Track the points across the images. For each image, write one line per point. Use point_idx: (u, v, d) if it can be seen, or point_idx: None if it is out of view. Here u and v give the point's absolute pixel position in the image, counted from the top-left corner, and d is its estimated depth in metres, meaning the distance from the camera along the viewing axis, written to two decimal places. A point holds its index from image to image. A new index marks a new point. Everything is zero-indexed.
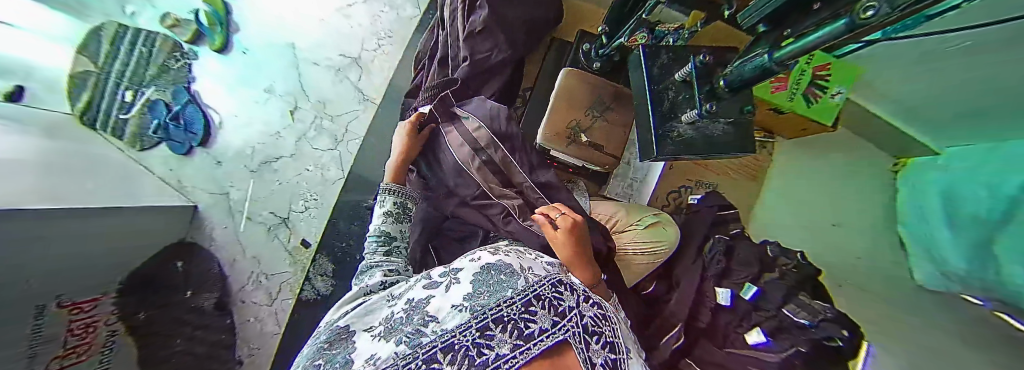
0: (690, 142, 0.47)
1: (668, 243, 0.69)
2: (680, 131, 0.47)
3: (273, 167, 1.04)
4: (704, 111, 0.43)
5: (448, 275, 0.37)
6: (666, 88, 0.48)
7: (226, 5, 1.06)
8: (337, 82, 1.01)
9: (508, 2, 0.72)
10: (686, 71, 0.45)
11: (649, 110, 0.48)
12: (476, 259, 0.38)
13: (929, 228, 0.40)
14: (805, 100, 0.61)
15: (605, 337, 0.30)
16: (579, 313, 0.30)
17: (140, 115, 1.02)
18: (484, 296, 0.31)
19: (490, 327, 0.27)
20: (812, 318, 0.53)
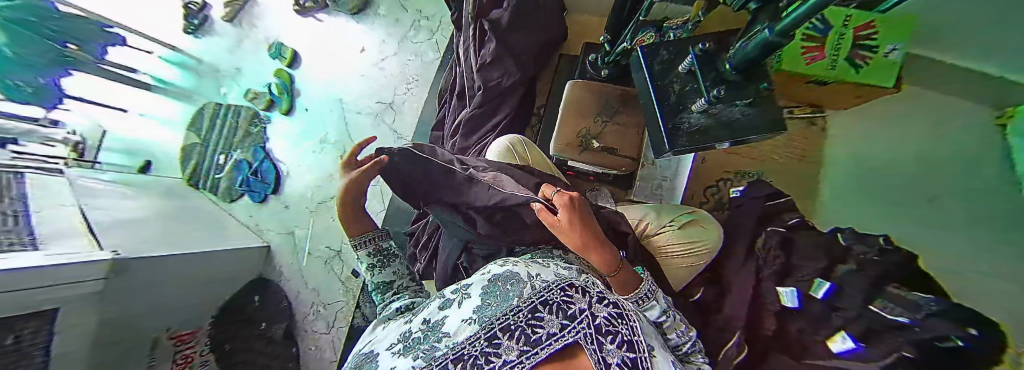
0: (706, 131, 0.46)
1: (710, 242, 0.63)
2: (688, 126, 0.47)
3: (328, 205, 1.20)
4: (714, 97, 0.42)
5: (459, 292, 0.40)
6: (671, 83, 0.49)
7: (290, 77, 1.31)
8: (375, 124, 1.16)
9: (515, 30, 0.79)
10: (688, 62, 0.46)
11: (655, 108, 0.49)
12: (486, 273, 0.41)
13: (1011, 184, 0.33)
14: (853, 65, 0.56)
15: (621, 336, 0.28)
16: (590, 314, 0.29)
17: (230, 175, 1.26)
18: (494, 306, 0.34)
19: (498, 336, 0.29)
20: (913, 315, 0.36)
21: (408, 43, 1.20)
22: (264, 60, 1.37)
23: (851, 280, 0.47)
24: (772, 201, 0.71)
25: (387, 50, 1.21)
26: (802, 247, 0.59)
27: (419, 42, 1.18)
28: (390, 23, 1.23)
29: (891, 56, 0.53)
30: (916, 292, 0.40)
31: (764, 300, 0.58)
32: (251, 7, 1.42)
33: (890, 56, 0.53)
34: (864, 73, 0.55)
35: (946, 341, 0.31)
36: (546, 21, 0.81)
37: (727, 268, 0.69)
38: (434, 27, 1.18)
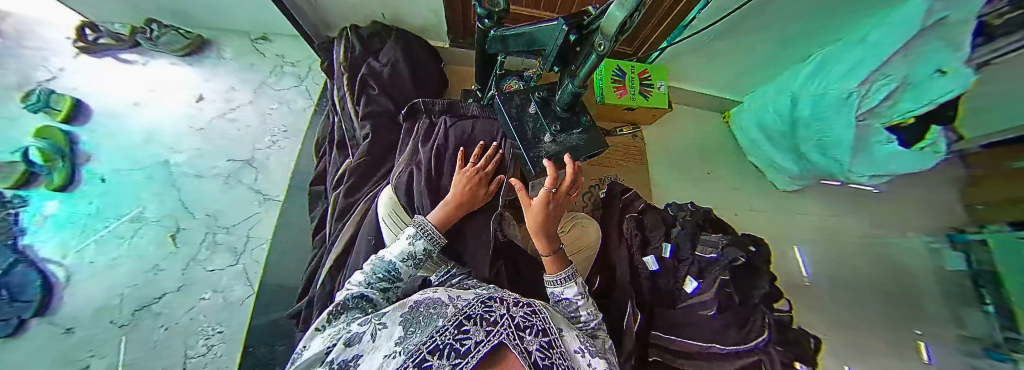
0: (557, 155, 0.58)
1: (592, 236, 0.78)
2: (546, 152, 0.57)
3: (155, 309, 0.74)
4: (553, 133, 0.57)
5: (370, 323, 0.35)
6: (526, 120, 0.60)
7: (69, 136, 0.86)
8: (225, 189, 0.91)
9: (397, 76, 0.82)
10: (534, 106, 0.60)
11: (516, 139, 0.58)
12: (403, 301, 0.38)
13: (826, 112, 0.71)
14: (643, 96, 0.90)
15: (537, 328, 0.32)
16: (509, 316, 0.32)
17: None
18: (419, 332, 0.30)
19: (427, 359, 0.26)
20: (717, 250, 0.66)
21: (268, 90, 1.04)
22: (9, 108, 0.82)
23: (682, 239, 0.74)
24: (625, 193, 0.94)
25: (239, 98, 1.02)
26: (649, 222, 0.83)
27: (283, 89, 1.05)
28: (242, 68, 1.05)
29: (660, 90, 0.92)
30: (711, 235, 0.72)
31: (640, 270, 0.74)
32: None
33: (661, 90, 0.92)
34: (649, 99, 0.91)
35: (735, 260, 0.62)
36: (427, 69, 0.88)
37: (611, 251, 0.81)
38: (303, 73, 1.08)
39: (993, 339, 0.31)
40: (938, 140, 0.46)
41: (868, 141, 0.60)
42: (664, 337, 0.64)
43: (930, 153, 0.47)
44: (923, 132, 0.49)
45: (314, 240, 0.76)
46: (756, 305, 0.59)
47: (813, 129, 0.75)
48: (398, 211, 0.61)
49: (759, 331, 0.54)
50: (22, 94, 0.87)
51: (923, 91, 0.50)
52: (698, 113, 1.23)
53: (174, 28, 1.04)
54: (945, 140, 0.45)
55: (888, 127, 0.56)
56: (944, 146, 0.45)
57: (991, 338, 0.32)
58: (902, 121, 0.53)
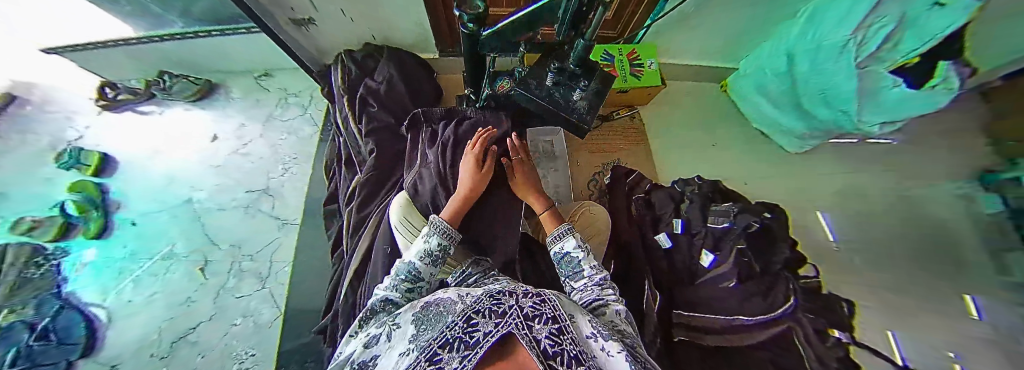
0: (590, 100, 0.76)
1: (602, 224, 0.75)
2: (582, 106, 0.76)
3: (190, 339, 0.79)
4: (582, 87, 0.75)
5: (387, 325, 0.35)
6: (552, 94, 0.75)
7: (100, 187, 0.95)
8: (246, 219, 0.95)
9: (394, 90, 0.85)
10: (553, 79, 0.73)
11: (558, 111, 0.75)
12: (418, 303, 0.39)
13: (828, 65, 0.74)
14: (635, 76, 0.92)
15: (546, 316, 0.31)
16: (518, 306, 0.31)
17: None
18: (430, 330, 0.31)
19: (438, 353, 0.26)
20: (730, 220, 0.67)
21: (275, 122, 1.09)
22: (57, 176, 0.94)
23: (693, 214, 0.73)
24: (629, 176, 0.93)
25: (250, 133, 1.07)
26: (656, 200, 0.82)
27: (290, 119, 1.10)
28: (249, 105, 1.11)
29: (652, 67, 0.93)
30: (720, 206, 0.73)
31: (654, 250, 0.75)
32: (16, 110, 1.02)
33: (653, 67, 0.94)
34: (641, 78, 0.92)
35: (750, 226, 0.63)
36: (421, 80, 0.91)
37: (622, 233, 0.79)
38: (306, 101, 1.13)
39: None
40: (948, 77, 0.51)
41: (881, 83, 0.62)
42: (685, 314, 0.64)
43: (941, 89, 0.51)
44: (931, 70, 0.53)
45: (333, 258, 0.78)
46: (778, 272, 0.58)
47: (815, 82, 0.79)
48: (410, 218, 0.63)
49: (784, 295, 0.55)
50: (61, 158, 0.97)
51: (920, 29, 0.54)
52: (696, 86, 1.21)
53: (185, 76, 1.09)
54: (957, 75, 0.49)
55: (891, 70, 0.61)
56: (955, 82, 0.49)
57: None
58: (907, 62, 0.57)
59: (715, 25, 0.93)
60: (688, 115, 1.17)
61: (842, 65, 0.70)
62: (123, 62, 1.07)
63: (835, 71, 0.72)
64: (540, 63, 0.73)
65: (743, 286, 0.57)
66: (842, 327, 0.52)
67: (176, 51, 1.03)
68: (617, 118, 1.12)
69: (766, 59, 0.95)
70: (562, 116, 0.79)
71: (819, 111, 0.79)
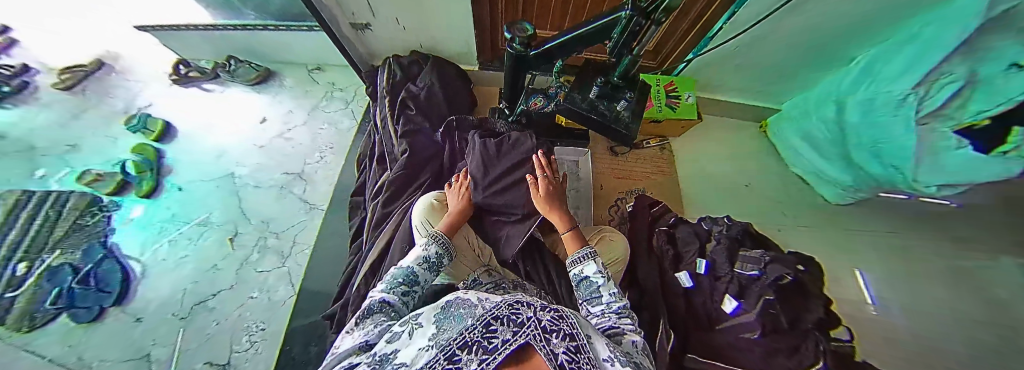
0: (637, 108, 0.69)
1: (620, 252, 0.73)
2: (628, 117, 0.68)
3: (210, 304, 0.83)
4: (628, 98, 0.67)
5: (409, 323, 0.35)
6: (595, 104, 0.68)
7: (159, 152, 1.05)
8: (278, 199, 1.01)
9: (434, 96, 0.89)
10: (597, 90, 0.67)
11: (607, 122, 0.67)
12: (437, 303, 0.39)
13: (882, 118, 0.69)
14: (671, 107, 0.91)
15: (565, 331, 0.31)
16: (536, 319, 0.31)
17: (33, 288, 0.76)
18: (449, 330, 0.32)
19: (458, 353, 0.27)
20: (760, 267, 0.63)
21: (319, 112, 1.17)
22: (123, 137, 1.06)
23: (719, 256, 0.70)
24: (653, 207, 0.91)
25: (294, 119, 1.15)
26: (680, 236, 0.80)
27: (332, 111, 1.17)
28: (299, 94, 1.20)
29: (689, 100, 0.92)
30: (751, 251, 0.69)
31: (673, 287, 0.72)
32: (103, 75, 1.18)
33: (690, 100, 0.92)
34: (677, 110, 0.91)
35: (782, 277, 0.60)
36: (460, 89, 0.95)
37: (639, 265, 0.76)
38: (350, 97, 1.21)
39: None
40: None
41: (939, 146, 0.58)
42: (702, 360, 0.58)
43: (1016, 158, 0.46)
44: (1006, 134, 0.47)
45: (352, 247, 0.81)
46: (808, 330, 0.54)
47: (867, 133, 0.74)
48: (432, 220, 0.64)
49: (812, 358, 0.50)
50: (131, 121, 1.08)
51: (992, 93, 0.50)
52: (732, 124, 1.17)
53: (249, 62, 1.21)
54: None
55: (957, 130, 0.54)
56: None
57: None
58: (975, 123, 0.51)
59: (758, 65, 0.92)
60: (721, 152, 1.14)
61: (898, 119, 0.65)
62: (200, 45, 1.19)
63: (890, 125, 0.67)
64: (581, 79, 0.70)
65: (766, 339, 0.54)
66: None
67: (241, 39, 1.13)
68: (646, 147, 1.11)
69: (820, 99, 0.90)
70: (608, 129, 0.70)
71: (871, 165, 0.74)
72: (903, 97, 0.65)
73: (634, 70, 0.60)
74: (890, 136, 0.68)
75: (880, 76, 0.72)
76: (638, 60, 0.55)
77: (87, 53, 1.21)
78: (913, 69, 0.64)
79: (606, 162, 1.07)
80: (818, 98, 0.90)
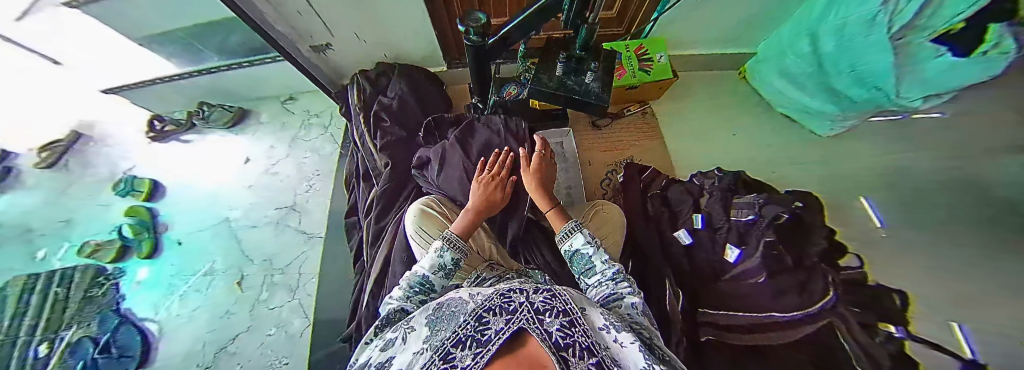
0: (605, 78, 0.69)
1: (616, 224, 0.74)
2: (597, 88, 0.68)
3: (231, 349, 0.84)
4: (593, 68, 0.67)
5: (401, 330, 0.38)
6: (564, 81, 0.68)
7: (151, 211, 1.05)
8: (276, 235, 1.01)
9: (407, 103, 0.89)
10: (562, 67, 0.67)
11: (579, 97, 0.67)
12: (430, 306, 0.42)
13: (856, 41, 0.69)
14: (645, 71, 0.91)
15: (558, 309, 0.32)
16: (529, 304, 0.32)
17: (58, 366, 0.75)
18: (441, 330, 0.33)
19: (452, 351, 0.27)
20: (755, 212, 0.64)
21: (300, 142, 1.17)
22: (114, 202, 1.06)
23: (714, 207, 0.70)
24: (644, 173, 0.90)
25: (277, 154, 1.15)
26: (673, 196, 0.80)
27: (312, 138, 1.17)
28: (276, 128, 1.19)
29: (662, 61, 0.92)
30: (746, 196, 0.69)
31: (672, 246, 0.72)
32: (82, 146, 1.15)
33: (662, 61, 0.92)
34: (651, 73, 0.91)
35: (779, 218, 0.60)
36: (431, 92, 0.95)
37: (636, 232, 0.78)
38: (327, 121, 1.21)
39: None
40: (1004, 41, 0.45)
41: (921, 59, 0.60)
42: (711, 312, 0.61)
43: (999, 53, 0.46)
44: (982, 33, 0.47)
45: (355, 268, 0.81)
46: (815, 265, 0.55)
47: (845, 59, 0.74)
48: (425, 228, 0.63)
49: (823, 291, 0.52)
50: (119, 186, 1.08)
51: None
52: (709, 77, 1.17)
53: (221, 106, 1.20)
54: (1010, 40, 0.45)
55: (935, 39, 0.55)
56: (1011, 46, 0.44)
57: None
58: (951, 29, 0.51)
59: (725, 13, 0.91)
60: (704, 106, 1.13)
61: (873, 40, 0.65)
62: (171, 97, 1.18)
63: (866, 46, 0.67)
64: (545, 59, 0.70)
65: (773, 280, 0.55)
66: (896, 321, 0.48)
67: (209, 84, 1.13)
68: (627, 115, 1.11)
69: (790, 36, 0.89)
70: (579, 105, 0.71)
71: (850, 91, 0.78)
72: (873, 18, 0.63)
73: (593, 40, 0.59)
74: (870, 57, 0.68)
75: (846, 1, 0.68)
76: (594, 28, 0.54)
77: (55, 126, 1.15)
78: None
79: (590, 137, 1.07)
80: (789, 32, 0.88)
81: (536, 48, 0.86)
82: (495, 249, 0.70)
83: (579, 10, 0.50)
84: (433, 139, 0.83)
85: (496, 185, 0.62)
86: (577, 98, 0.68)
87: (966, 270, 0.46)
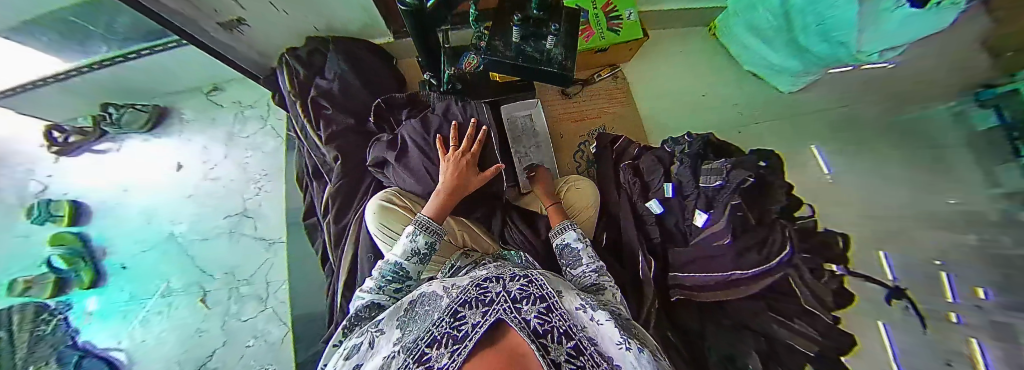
0: (566, 41, 0.61)
1: (589, 200, 0.73)
2: (559, 55, 0.60)
3: (212, 365, 0.82)
4: (554, 32, 0.58)
5: (368, 334, 0.36)
6: (522, 49, 0.60)
7: (80, 236, 0.92)
8: (232, 245, 0.93)
9: (350, 87, 0.78)
10: (517, 32, 0.58)
11: (541, 68, 0.60)
12: (402, 301, 0.40)
13: None
14: (613, 31, 0.83)
15: (535, 295, 0.34)
16: (506, 292, 0.33)
17: None
18: (415, 329, 0.32)
19: (427, 351, 0.27)
20: (722, 177, 0.62)
21: (237, 140, 1.04)
22: (33, 231, 0.92)
23: (684, 175, 0.69)
24: (616, 142, 0.88)
25: (214, 156, 1.02)
26: (644, 165, 0.78)
27: (251, 134, 1.04)
28: (206, 125, 1.04)
29: (631, 18, 0.84)
30: (714, 161, 0.67)
31: (643, 215, 0.73)
32: None
33: (632, 18, 0.84)
34: (619, 33, 0.84)
35: (744, 181, 0.59)
36: (376, 69, 0.83)
37: (611, 205, 0.79)
38: (264, 112, 1.06)
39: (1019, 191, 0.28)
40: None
41: (875, 14, 0.55)
42: (681, 276, 0.64)
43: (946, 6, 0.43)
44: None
45: (324, 271, 0.77)
46: (774, 221, 0.57)
47: (811, 12, 0.68)
48: (387, 224, 0.58)
49: (780, 246, 0.54)
50: (31, 212, 0.93)
51: None
52: (681, 31, 1.10)
53: (132, 106, 1.02)
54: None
55: None
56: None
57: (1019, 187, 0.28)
58: None
59: None
60: (675, 63, 1.08)
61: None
62: (65, 102, 0.98)
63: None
64: (500, 21, 0.60)
65: (738, 242, 0.55)
66: (839, 261, 0.53)
67: (109, 81, 0.94)
68: (598, 80, 1.05)
69: None
70: (540, 76, 0.64)
71: (818, 45, 0.70)
72: None
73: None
74: (833, 15, 0.63)
75: None
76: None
77: None
78: None
79: (561, 107, 1.02)
80: None
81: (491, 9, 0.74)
82: (470, 235, 0.68)
83: None
84: (387, 123, 0.75)
85: (466, 161, 0.58)
86: (539, 70, 0.61)
87: (887, 220, 0.46)
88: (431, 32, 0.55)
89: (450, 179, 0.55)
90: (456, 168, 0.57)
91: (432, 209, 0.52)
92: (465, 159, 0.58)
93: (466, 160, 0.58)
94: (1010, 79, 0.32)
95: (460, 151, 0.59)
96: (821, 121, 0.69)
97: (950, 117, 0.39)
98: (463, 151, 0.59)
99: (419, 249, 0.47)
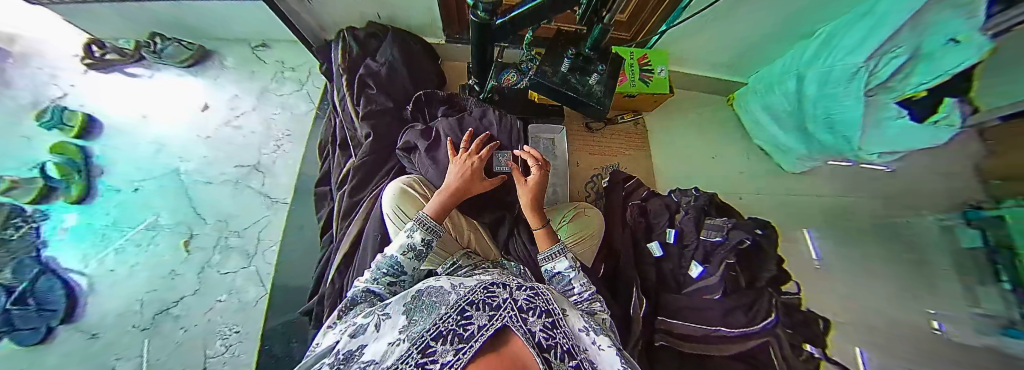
0: (606, 80, 0.67)
1: (596, 228, 0.76)
2: (599, 91, 0.66)
3: (175, 312, 0.77)
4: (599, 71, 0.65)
5: (374, 317, 0.38)
6: (567, 78, 0.65)
7: (82, 149, 0.89)
8: (234, 194, 0.93)
9: (397, 74, 0.83)
10: (568, 63, 0.65)
11: (579, 98, 0.65)
12: (407, 291, 0.42)
13: (837, 95, 0.71)
14: (645, 82, 0.91)
15: (541, 308, 0.36)
16: (512, 300, 0.35)
17: None
18: (420, 322, 0.33)
19: (432, 345, 0.28)
20: (722, 234, 0.67)
21: (270, 96, 1.07)
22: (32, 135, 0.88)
23: (687, 225, 0.73)
24: (628, 181, 0.93)
25: (242, 105, 1.04)
26: (652, 208, 0.82)
27: (283, 94, 1.07)
28: (243, 77, 1.08)
29: (662, 74, 0.92)
30: (717, 219, 0.72)
31: (643, 255, 0.75)
32: None
33: (663, 74, 0.92)
34: (650, 85, 0.91)
35: (741, 242, 0.64)
36: (425, 65, 0.88)
37: (613, 236, 0.80)
38: (303, 78, 1.10)
39: (1007, 316, 0.32)
40: (952, 113, 0.47)
41: (877, 122, 0.62)
42: (668, 321, 0.65)
43: (946, 126, 0.48)
44: (936, 104, 0.49)
45: (322, 241, 0.77)
46: (763, 287, 0.61)
47: (822, 106, 0.75)
48: (402, 207, 0.60)
49: (766, 312, 0.57)
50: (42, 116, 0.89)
51: (933, 64, 0.50)
52: (701, 97, 1.20)
53: (177, 40, 1.05)
54: (959, 112, 0.46)
55: (899, 101, 0.57)
56: (958, 119, 0.46)
57: (1005, 314, 0.32)
58: (913, 96, 0.53)
59: (727, 37, 0.93)
60: (691, 125, 1.17)
61: (852, 97, 0.67)
62: (115, 20, 1.01)
63: (843, 101, 0.69)
64: (552, 49, 0.67)
65: (727, 299, 0.59)
66: (816, 343, 0.56)
67: (165, 13, 0.97)
68: (621, 121, 1.12)
69: (780, 70, 0.92)
70: (576, 106, 0.69)
71: (821, 134, 0.76)
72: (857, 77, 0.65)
73: (605, 41, 0.58)
74: (838, 116, 0.71)
75: (832, 59, 0.73)
76: (609, 30, 0.52)
77: None
78: (870, 44, 0.64)
79: (583, 139, 1.07)
80: (780, 68, 0.92)
81: (541, 40, 0.82)
82: (476, 237, 0.69)
83: (598, 3, 0.48)
84: (421, 114, 0.80)
85: (473, 165, 0.59)
86: (577, 100, 0.66)
87: None
88: (490, 45, 0.60)
89: (453, 180, 0.56)
90: (465, 167, 0.59)
91: (434, 205, 0.53)
92: (468, 162, 0.60)
93: (473, 160, 0.60)
94: (997, 206, 0.36)
95: (466, 154, 0.61)
96: (816, 205, 0.74)
97: (942, 230, 0.43)
98: (470, 153, 0.61)
99: (416, 248, 0.48)
